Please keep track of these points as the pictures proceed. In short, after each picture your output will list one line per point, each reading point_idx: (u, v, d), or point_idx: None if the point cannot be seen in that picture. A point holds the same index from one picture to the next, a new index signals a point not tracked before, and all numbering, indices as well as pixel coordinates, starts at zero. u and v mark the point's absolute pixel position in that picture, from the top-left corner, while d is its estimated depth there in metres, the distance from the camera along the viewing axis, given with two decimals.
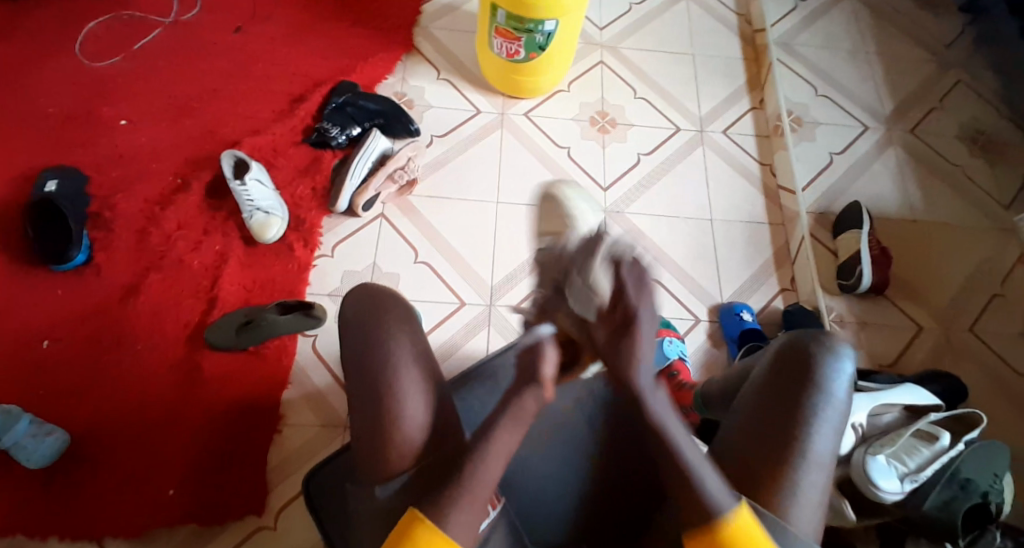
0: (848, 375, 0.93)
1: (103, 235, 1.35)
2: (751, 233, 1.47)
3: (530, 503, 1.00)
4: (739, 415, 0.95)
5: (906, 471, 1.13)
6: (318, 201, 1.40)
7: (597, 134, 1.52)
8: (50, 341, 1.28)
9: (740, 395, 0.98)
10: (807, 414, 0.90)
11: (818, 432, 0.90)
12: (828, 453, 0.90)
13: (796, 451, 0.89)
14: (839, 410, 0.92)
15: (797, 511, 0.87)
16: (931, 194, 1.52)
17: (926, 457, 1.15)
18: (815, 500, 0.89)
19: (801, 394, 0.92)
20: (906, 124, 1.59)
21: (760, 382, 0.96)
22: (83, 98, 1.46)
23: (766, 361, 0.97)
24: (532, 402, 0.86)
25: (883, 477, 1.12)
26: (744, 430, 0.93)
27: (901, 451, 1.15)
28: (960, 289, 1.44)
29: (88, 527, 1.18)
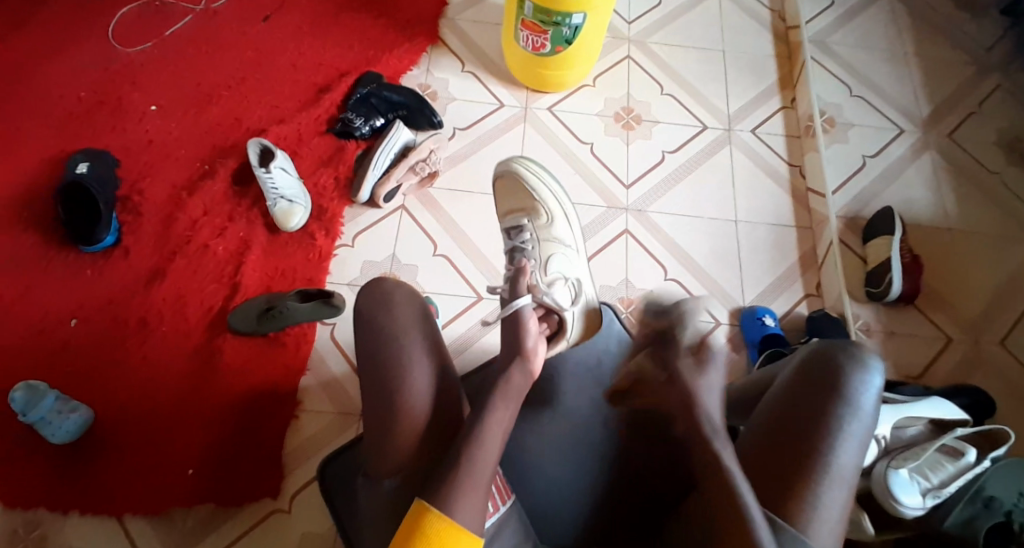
0: (876, 389, 0.92)
1: (130, 219, 1.38)
2: (777, 236, 1.44)
3: (538, 502, 1.00)
4: (763, 421, 0.93)
5: (929, 487, 1.11)
6: (340, 191, 1.41)
7: (622, 131, 1.50)
8: (77, 321, 1.31)
9: (762, 404, 0.96)
10: (832, 427, 0.89)
11: (844, 446, 0.88)
12: (852, 467, 0.88)
13: (821, 463, 0.87)
14: (865, 424, 0.90)
15: (819, 525, 0.86)
16: (966, 202, 1.47)
17: (950, 473, 1.12)
18: (837, 514, 0.87)
19: (828, 406, 0.90)
20: (943, 128, 1.54)
21: (784, 392, 0.94)
22: (115, 84, 1.49)
23: (791, 371, 0.96)
24: (521, 378, 0.92)
25: (905, 491, 1.10)
26: (768, 437, 0.91)
27: (925, 466, 1.12)
28: (993, 301, 1.40)
29: (108, 502, 1.21)
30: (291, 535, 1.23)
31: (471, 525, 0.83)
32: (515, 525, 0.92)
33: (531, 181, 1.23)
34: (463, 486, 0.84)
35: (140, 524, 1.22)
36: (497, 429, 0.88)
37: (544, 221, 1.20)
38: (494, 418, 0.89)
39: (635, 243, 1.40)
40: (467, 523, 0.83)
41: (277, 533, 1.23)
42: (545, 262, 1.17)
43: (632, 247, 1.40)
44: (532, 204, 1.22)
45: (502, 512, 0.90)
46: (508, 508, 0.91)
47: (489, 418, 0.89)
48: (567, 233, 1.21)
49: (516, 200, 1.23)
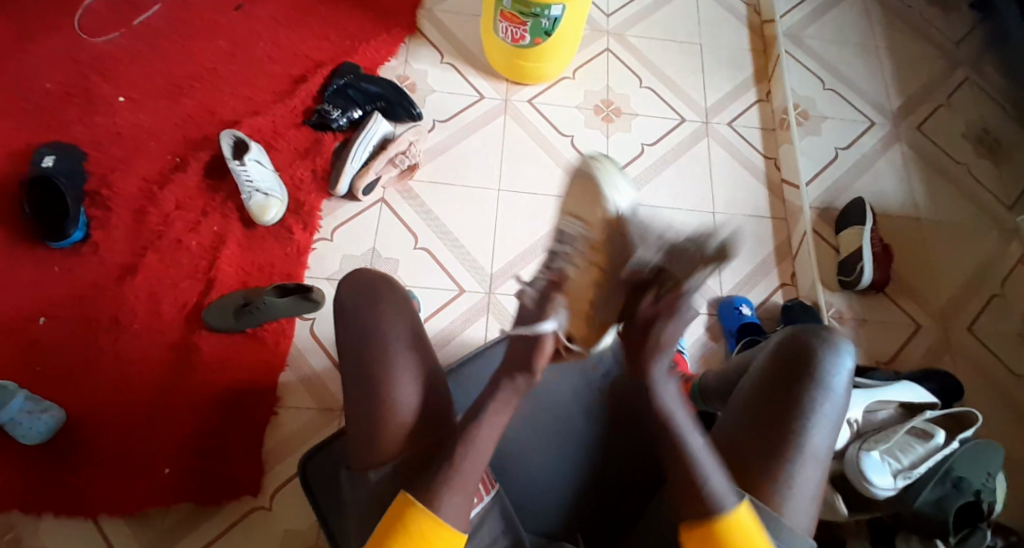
0: (848, 371, 0.93)
1: (100, 214, 1.34)
2: (753, 227, 1.46)
3: (526, 494, 1.00)
4: (738, 406, 0.95)
5: (900, 468, 1.15)
6: (318, 183, 1.39)
7: (602, 123, 1.50)
8: (46, 318, 1.27)
9: (739, 389, 0.97)
10: (804, 409, 0.90)
11: (816, 427, 0.90)
12: (825, 448, 0.90)
13: (793, 446, 0.89)
14: (837, 406, 0.91)
15: (791, 504, 0.88)
16: (935, 192, 1.51)
17: (920, 455, 1.15)
18: (810, 494, 0.89)
19: (800, 389, 0.91)
20: (912, 121, 1.58)
21: (759, 376, 0.95)
22: (80, 73, 1.44)
23: (766, 355, 0.97)
24: (524, 384, 0.90)
25: (876, 472, 1.14)
26: (742, 420, 0.93)
27: (895, 448, 1.16)
28: (960, 288, 1.44)
29: (83, 505, 1.18)
30: (273, 533, 1.21)
31: (455, 519, 0.83)
32: (498, 514, 0.92)
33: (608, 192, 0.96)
34: (452, 482, 0.84)
35: (118, 525, 1.19)
36: (491, 437, 0.87)
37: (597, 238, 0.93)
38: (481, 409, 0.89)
39: None
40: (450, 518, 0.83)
41: (258, 530, 1.21)
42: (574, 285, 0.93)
43: None
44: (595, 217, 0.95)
45: (487, 501, 0.90)
46: (492, 497, 0.91)
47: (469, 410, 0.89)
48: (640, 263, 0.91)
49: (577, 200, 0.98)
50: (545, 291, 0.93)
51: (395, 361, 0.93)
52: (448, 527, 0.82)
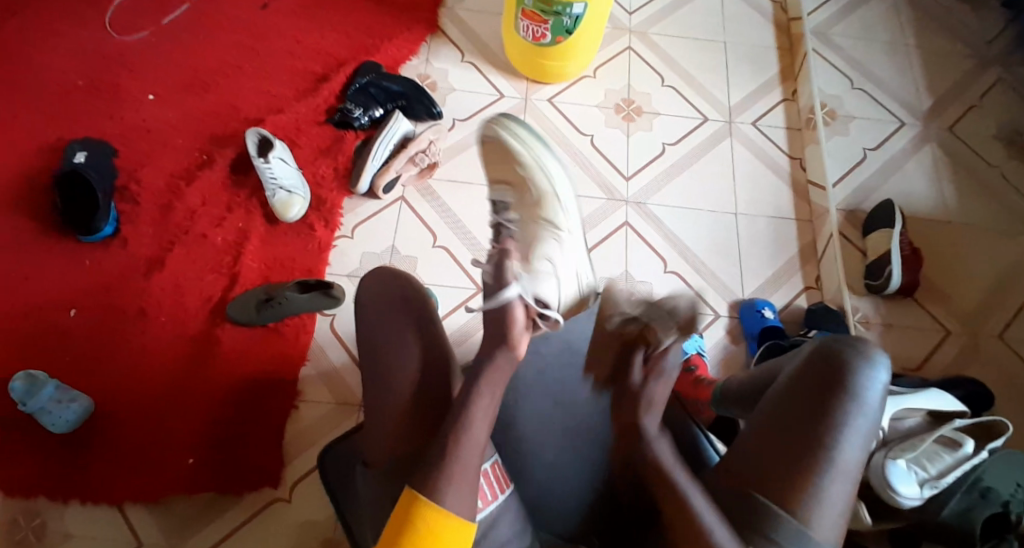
0: (883, 385, 0.91)
1: (129, 209, 1.37)
2: (776, 229, 1.44)
3: (538, 494, 1.00)
4: (768, 414, 0.93)
5: (927, 477, 1.10)
6: (339, 181, 1.41)
7: (623, 122, 1.49)
8: (75, 310, 1.31)
9: (767, 397, 0.95)
10: (835, 420, 0.88)
11: (848, 440, 0.87)
12: (855, 461, 0.87)
13: (824, 459, 0.86)
14: (869, 419, 0.89)
15: (820, 518, 0.85)
16: (966, 195, 1.47)
17: (947, 464, 1.12)
18: (838, 508, 0.87)
19: (831, 399, 0.89)
20: (943, 121, 1.54)
21: (790, 384, 0.93)
22: (112, 72, 1.48)
23: (798, 364, 0.95)
24: (507, 361, 0.94)
25: (902, 481, 1.10)
26: (771, 429, 0.91)
27: (923, 457, 1.12)
28: (992, 293, 1.40)
29: (109, 492, 1.22)
30: (291, 524, 1.23)
31: (461, 509, 0.83)
32: (513, 512, 0.91)
33: (527, 156, 1.06)
34: (453, 472, 0.84)
35: (142, 512, 1.23)
36: (486, 410, 0.89)
37: (531, 199, 1.05)
38: (483, 399, 0.90)
39: (635, 236, 1.40)
40: (454, 507, 0.82)
41: (277, 521, 1.23)
42: (530, 248, 1.03)
43: (632, 239, 1.40)
44: (519, 179, 1.05)
45: (495, 504, 0.90)
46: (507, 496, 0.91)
47: (476, 403, 0.89)
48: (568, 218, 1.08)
49: (500, 167, 1.07)
50: (498, 264, 1.01)
51: (404, 358, 0.95)
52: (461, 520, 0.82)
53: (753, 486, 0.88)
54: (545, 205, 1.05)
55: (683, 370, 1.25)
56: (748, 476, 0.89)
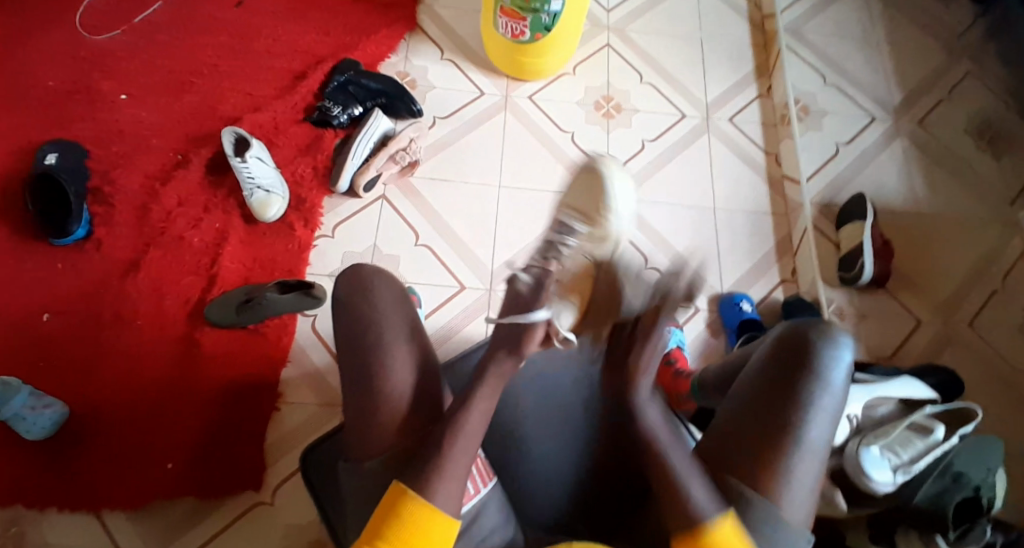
0: (846, 365, 0.94)
1: (102, 211, 1.34)
2: (753, 223, 1.46)
3: (527, 488, 1.01)
4: (738, 398, 0.96)
5: (899, 463, 1.14)
6: (319, 180, 1.39)
7: (602, 119, 1.50)
8: (49, 315, 1.28)
9: (738, 382, 0.98)
10: (804, 401, 0.91)
11: (814, 419, 0.90)
12: (823, 440, 0.90)
13: (790, 437, 0.89)
14: (836, 399, 0.92)
15: (788, 493, 0.88)
16: (936, 188, 1.51)
17: (919, 450, 1.15)
18: (808, 487, 0.89)
19: (799, 381, 0.92)
20: (914, 116, 1.58)
21: (759, 370, 0.96)
22: (81, 71, 1.44)
23: (766, 349, 0.98)
24: (509, 367, 0.95)
25: (875, 467, 1.13)
26: (741, 411, 0.94)
27: (895, 443, 1.16)
28: (961, 283, 1.44)
29: (87, 500, 1.20)
30: (273, 528, 1.22)
31: (446, 506, 0.85)
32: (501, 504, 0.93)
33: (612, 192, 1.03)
34: (446, 471, 0.86)
35: (121, 520, 1.20)
36: (479, 416, 0.91)
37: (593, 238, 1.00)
38: (478, 402, 0.92)
39: None
40: (443, 505, 0.85)
41: (261, 524, 1.22)
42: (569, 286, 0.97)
43: None
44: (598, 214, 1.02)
45: (484, 494, 0.91)
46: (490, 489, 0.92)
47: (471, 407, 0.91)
48: (623, 268, 1.01)
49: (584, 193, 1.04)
50: (539, 280, 0.96)
51: (396, 356, 0.94)
52: (443, 516, 0.85)
53: (726, 469, 0.91)
54: (599, 244, 1.00)
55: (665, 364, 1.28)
56: (721, 460, 0.92)
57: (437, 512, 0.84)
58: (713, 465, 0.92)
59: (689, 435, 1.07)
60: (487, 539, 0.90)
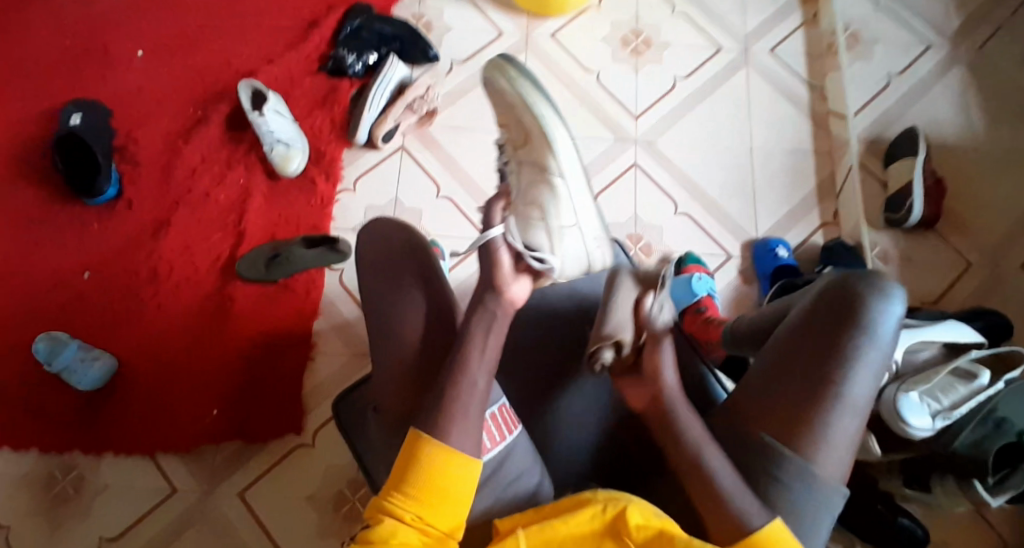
0: (896, 318, 0.85)
1: (130, 170, 1.37)
2: (793, 164, 1.38)
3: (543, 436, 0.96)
4: (775, 353, 0.89)
5: (939, 408, 1.08)
6: (337, 132, 1.38)
7: (631, 56, 1.42)
8: (89, 273, 1.33)
9: (777, 336, 0.91)
10: (846, 356, 0.84)
11: (858, 376, 0.83)
12: (866, 398, 0.83)
13: (832, 397, 0.83)
14: (882, 353, 0.84)
15: (827, 454, 0.82)
16: (995, 120, 1.39)
17: (962, 396, 1.09)
18: (846, 445, 0.83)
19: (843, 335, 0.84)
20: (975, 40, 1.44)
21: (799, 321, 0.89)
22: (101, 30, 1.45)
23: (808, 302, 0.90)
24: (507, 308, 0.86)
25: (913, 413, 1.07)
26: (777, 368, 0.87)
27: (935, 389, 1.10)
28: (1020, 221, 1.34)
29: (139, 444, 1.26)
30: (316, 468, 1.26)
31: (468, 448, 0.79)
32: (519, 453, 0.87)
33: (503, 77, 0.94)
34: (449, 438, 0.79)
35: (173, 462, 1.27)
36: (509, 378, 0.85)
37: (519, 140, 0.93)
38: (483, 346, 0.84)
39: (645, 178, 1.36)
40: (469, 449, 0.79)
41: (303, 465, 1.27)
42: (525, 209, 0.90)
43: (641, 182, 1.36)
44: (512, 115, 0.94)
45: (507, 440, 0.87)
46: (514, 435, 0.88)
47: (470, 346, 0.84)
48: (578, 209, 0.92)
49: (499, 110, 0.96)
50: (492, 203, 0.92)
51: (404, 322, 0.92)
52: (465, 458, 0.78)
53: (761, 425, 0.85)
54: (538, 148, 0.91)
55: (691, 312, 1.23)
56: (754, 415, 0.86)
57: (456, 455, 0.78)
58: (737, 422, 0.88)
59: (717, 387, 1.01)
60: (511, 484, 0.85)
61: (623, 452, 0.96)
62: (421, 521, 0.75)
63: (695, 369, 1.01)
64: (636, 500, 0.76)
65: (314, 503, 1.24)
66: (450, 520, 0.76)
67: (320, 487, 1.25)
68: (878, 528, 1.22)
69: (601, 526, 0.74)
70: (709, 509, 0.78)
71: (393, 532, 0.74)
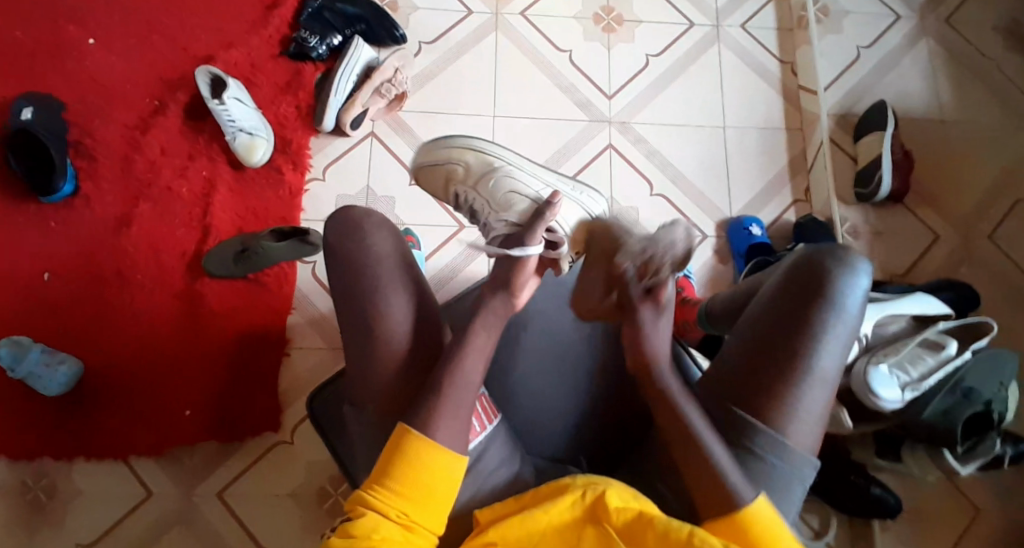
0: (863, 290, 0.86)
1: (86, 165, 1.31)
2: (766, 141, 1.38)
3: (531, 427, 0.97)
4: (745, 328, 0.89)
5: (908, 380, 1.10)
6: (303, 120, 1.34)
7: (602, 34, 1.41)
8: (49, 274, 1.27)
9: (747, 310, 0.91)
10: (815, 329, 0.84)
11: (827, 349, 0.84)
12: (834, 370, 0.84)
13: (801, 370, 0.83)
14: (849, 326, 0.85)
15: (796, 426, 0.83)
16: (961, 92, 1.41)
17: (931, 367, 1.11)
18: (816, 416, 0.85)
19: (811, 308, 0.84)
20: (941, 12, 1.46)
21: (768, 296, 0.88)
22: (46, 16, 1.37)
23: (777, 276, 0.90)
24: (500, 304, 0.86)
25: (884, 386, 1.09)
26: (748, 341, 0.87)
27: (904, 360, 1.11)
28: (985, 193, 1.36)
29: (112, 449, 1.23)
30: (296, 466, 1.25)
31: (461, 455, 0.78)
32: (503, 445, 0.88)
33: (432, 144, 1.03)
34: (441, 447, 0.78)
35: (148, 464, 1.24)
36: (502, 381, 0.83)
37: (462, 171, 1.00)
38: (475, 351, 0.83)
39: (619, 158, 1.34)
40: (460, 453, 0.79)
41: (282, 463, 1.25)
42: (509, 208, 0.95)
43: (616, 162, 1.34)
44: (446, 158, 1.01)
45: (490, 430, 0.87)
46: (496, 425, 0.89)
47: (472, 355, 0.82)
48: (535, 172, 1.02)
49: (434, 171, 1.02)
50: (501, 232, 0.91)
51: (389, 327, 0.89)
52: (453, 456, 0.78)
53: (733, 400, 0.86)
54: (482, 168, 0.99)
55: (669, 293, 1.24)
56: (727, 390, 0.87)
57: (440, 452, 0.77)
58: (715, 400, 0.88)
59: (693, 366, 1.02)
60: (493, 478, 0.86)
61: (610, 443, 0.97)
62: (405, 518, 0.75)
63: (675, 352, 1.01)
64: (615, 484, 0.77)
65: (296, 500, 1.23)
66: (433, 516, 0.76)
67: (301, 484, 1.24)
68: (854, 497, 1.24)
69: (581, 513, 0.75)
70: (703, 486, 0.78)
71: (375, 528, 0.73)
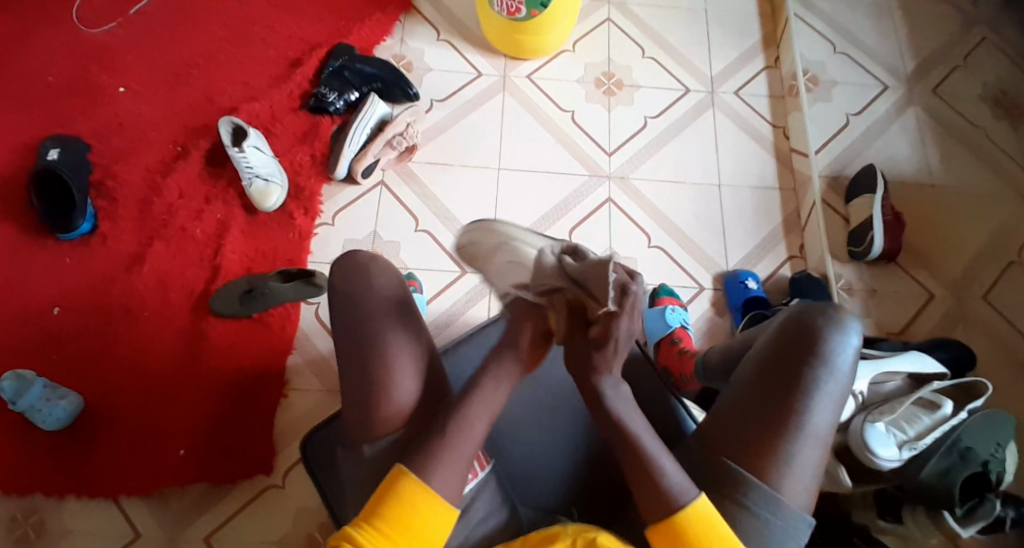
0: (853, 350, 0.87)
1: (106, 205, 1.37)
2: (760, 200, 1.43)
3: (527, 462, 0.96)
4: (739, 383, 0.88)
5: (905, 439, 1.02)
6: (317, 168, 1.40)
7: (603, 96, 1.49)
8: (59, 308, 1.30)
9: (741, 366, 0.91)
10: (806, 387, 0.84)
11: (818, 405, 0.83)
12: (827, 426, 0.83)
13: (794, 425, 0.83)
14: (841, 383, 0.85)
15: (791, 483, 0.82)
16: (950, 157, 1.47)
17: (926, 426, 1.02)
18: (811, 474, 0.83)
19: (799, 367, 0.85)
20: (927, 84, 1.54)
21: (761, 352, 0.89)
22: (82, 67, 1.47)
23: (769, 334, 0.90)
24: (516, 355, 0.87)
25: (880, 444, 1.01)
26: (741, 396, 0.87)
27: (901, 419, 1.03)
28: (976, 255, 1.40)
29: (102, 486, 1.21)
30: (284, 512, 1.23)
31: (454, 489, 0.78)
32: (492, 491, 0.87)
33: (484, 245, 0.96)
34: (440, 453, 0.79)
35: (137, 503, 1.22)
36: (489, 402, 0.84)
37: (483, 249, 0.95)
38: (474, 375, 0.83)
39: (618, 212, 1.39)
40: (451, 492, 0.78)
41: (270, 510, 1.23)
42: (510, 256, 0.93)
43: (615, 215, 1.39)
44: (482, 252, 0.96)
45: (482, 476, 0.87)
46: (488, 472, 0.88)
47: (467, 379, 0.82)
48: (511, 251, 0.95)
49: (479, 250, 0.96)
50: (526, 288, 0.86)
51: (400, 344, 0.86)
52: (441, 500, 0.78)
53: (730, 453, 0.84)
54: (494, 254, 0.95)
55: (667, 343, 1.24)
56: (721, 445, 0.85)
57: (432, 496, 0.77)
58: (711, 449, 0.86)
59: (689, 417, 1.00)
60: (483, 524, 0.85)
61: (604, 476, 0.96)
62: None
63: (668, 397, 1.01)
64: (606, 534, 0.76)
65: None
66: None
67: (289, 531, 1.22)
68: None
69: None
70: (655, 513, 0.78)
71: None
